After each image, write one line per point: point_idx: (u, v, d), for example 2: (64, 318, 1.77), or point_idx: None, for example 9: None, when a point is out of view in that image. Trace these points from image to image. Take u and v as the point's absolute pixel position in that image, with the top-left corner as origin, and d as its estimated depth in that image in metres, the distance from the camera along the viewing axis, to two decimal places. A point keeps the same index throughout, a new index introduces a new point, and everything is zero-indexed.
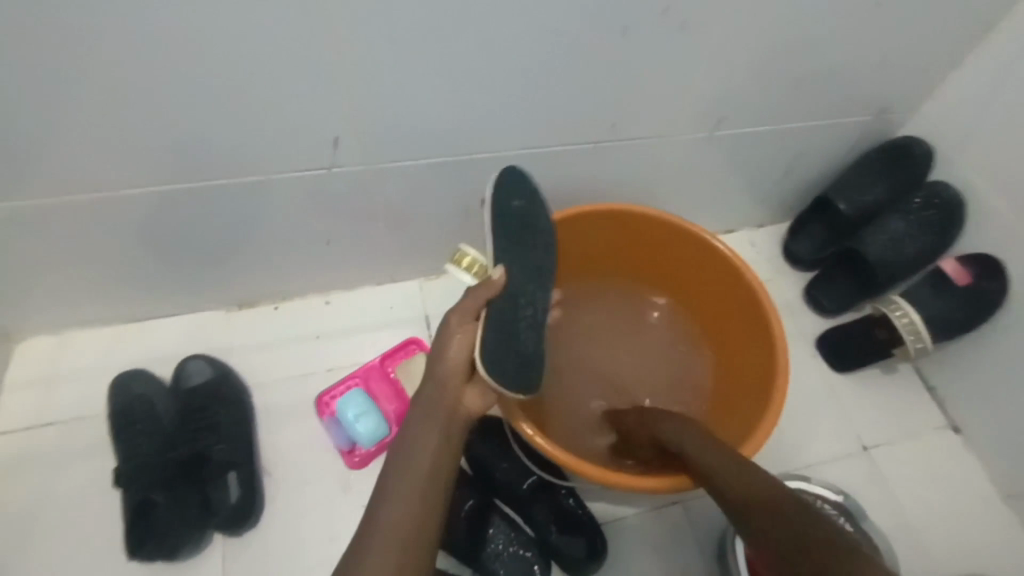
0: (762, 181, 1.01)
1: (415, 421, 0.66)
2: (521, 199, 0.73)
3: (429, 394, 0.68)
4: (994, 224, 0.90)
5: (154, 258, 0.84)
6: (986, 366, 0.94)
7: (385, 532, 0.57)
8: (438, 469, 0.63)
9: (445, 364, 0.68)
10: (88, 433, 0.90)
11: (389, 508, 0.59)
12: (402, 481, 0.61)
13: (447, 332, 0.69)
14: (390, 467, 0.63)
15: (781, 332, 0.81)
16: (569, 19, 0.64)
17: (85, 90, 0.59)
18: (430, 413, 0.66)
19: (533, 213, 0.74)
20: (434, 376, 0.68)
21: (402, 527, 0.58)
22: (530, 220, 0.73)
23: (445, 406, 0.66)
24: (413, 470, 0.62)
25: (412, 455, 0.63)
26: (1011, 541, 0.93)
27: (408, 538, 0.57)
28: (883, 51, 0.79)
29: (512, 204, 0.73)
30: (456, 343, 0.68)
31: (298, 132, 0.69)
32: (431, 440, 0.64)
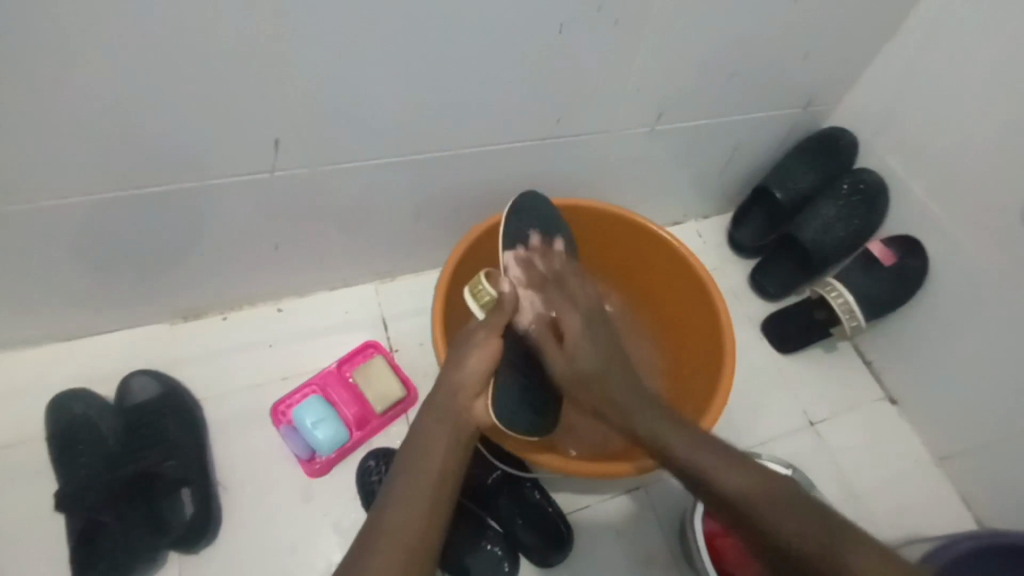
0: (705, 174, 1.05)
1: (425, 429, 0.68)
2: (532, 227, 0.82)
3: (441, 401, 0.70)
4: (915, 205, 0.97)
5: (90, 271, 0.81)
6: (914, 338, 1.00)
7: (390, 538, 0.57)
8: (444, 477, 0.65)
9: (464, 375, 0.71)
10: (24, 460, 0.85)
11: (394, 511, 0.60)
12: (409, 486, 0.62)
13: (472, 343, 0.73)
14: (397, 472, 0.64)
15: (727, 319, 0.85)
16: (508, 18, 0.65)
17: (4, 99, 0.56)
18: (443, 417, 0.69)
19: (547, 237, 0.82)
20: (449, 382, 0.71)
21: (409, 534, 0.58)
22: (536, 244, 0.82)
23: (457, 413, 0.70)
24: (421, 476, 0.64)
25: (422, 461, 0.65)
26: (945, 500, 1.00)
27: (415, 543, 0.58)
28: (808, 45, 0.84)
29: (530, 231, 0.82)
30: (475, 357, 0.72)
31: (239, 135, 0.68)
32: (440, 448, 0.67)
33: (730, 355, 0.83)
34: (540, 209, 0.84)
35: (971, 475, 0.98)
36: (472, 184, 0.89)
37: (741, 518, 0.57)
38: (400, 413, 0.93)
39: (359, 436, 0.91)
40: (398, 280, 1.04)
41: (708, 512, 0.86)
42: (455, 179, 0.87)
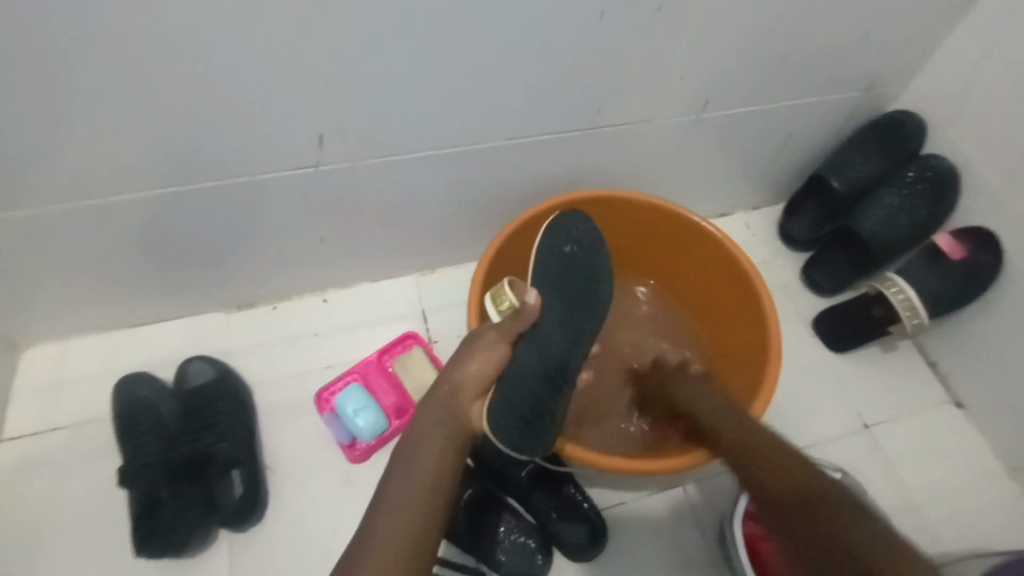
0: (755, 163, 1.00)
1: (421, 425, 0.67)
2: (572, 244, 0.75)
3: (438, 395, 0.69)
4: (989, 196, 0.89)
5: (149, 262, 0.86)
6: (986, 340, 0.93)
7: (383, 542, 0.57)
8: (441, 476, 0.64)
9: (459, 378, 0.70)
10: (94, 437, 0.92)
11: (388, 514, 0.59)
12: (404, 484, 0.61)
13: (477, 346, 0.73)
14: (391, 474, 0.63)
15: (774, 317, 0.82)
16: (544, 7, 0.63)
17: (72, 100, 0.60)
18: (441, 415, 0.68)
19: (585, 257, 0.75)
20: (448, 379, 0.71)
21: (402, 537, 0.58)
22: (584, 266, 0.74)
23: (454, 411, 0.69)
24: (418, 477, 0.62)
25: (416, 459, 0.64)
26: (1018, 514, 0.93)
27: (408, 545, 0.57)
28: (871, 23, 0.78)
29: (565, 248, 0.75)
30: (478, 360, 0.72)
31: (284, 131, 0.70)
32: (436, 448, 0.65)
33: (777, 358, 0.80)
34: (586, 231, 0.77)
35: None
36: (511, 176, 0.88)
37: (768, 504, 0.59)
38: None
39: (399, 425, 0.92)
40: (439, 273, 1.05)
41: (750, 515, 0.83)
42: (494, 173, 0.86)
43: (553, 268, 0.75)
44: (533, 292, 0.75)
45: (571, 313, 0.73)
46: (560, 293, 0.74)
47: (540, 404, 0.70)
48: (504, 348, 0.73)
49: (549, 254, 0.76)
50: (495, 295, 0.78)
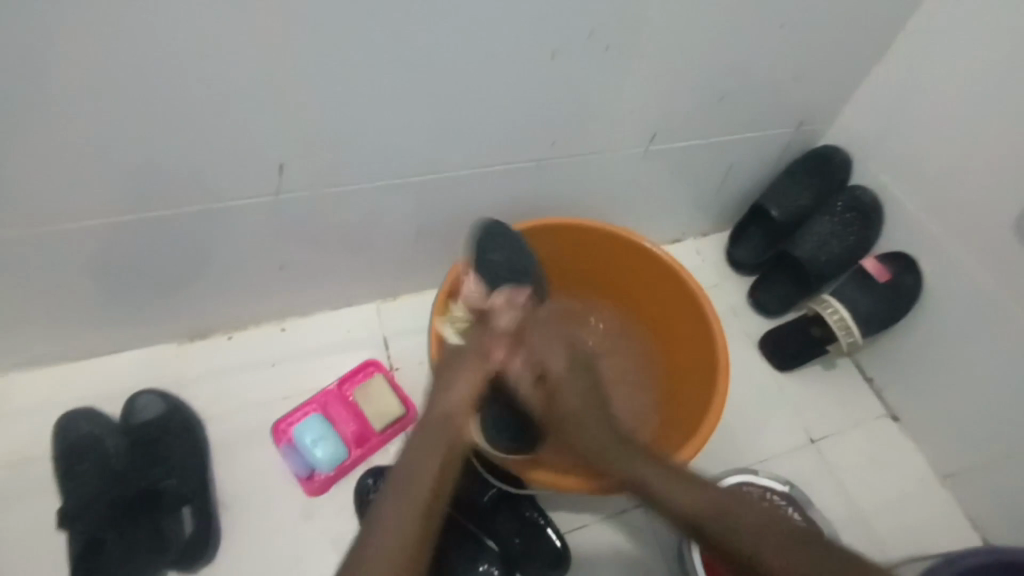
0: (701, 193, 1.06)
1: (412, 453, 0.63)
2: (496, 253, 0.85)
3: (430, 418, 0.67)
4: (909, 222, 0.97)
5: (99, 291, 0.83)
6: (914, 354, 1.00)
7: (379, 558, 0.54)
8: (436, 496, 0.61)
9: (447, 404, 0.68)
10: (31, 478, 0.86)
11: (378, 542, 0.55)
12: (397, 503, 0.58)
13: (458, 369, 0.71)
14: (386, 496, 0.59)
15: (718, 328, 0.86)
16: (502, 46, 0.68)
17: (27, 124, 0.59)
18: (435, 441, 0.64)
19: (511, 260, 0.85)
20: (441, 402, 0.68)
21: (400, 557, 0.55)
22: (511, 269, 0.84)
23: (449, 430, 0.66)
24: (412, 496, 0.59)
25: (410, 486, 0.60)
26: (949, 518, 0.99)
27: (404, 566, 0.55)
28: (799, 66, 0.86)
29: (492, 258, 0.84)
30: (461, 382, 0.70)
31: (246, 159, 0.70)
32: (429, 475, 0.62)
33: (723, 362, 0.84)
34: (504, 240, 0.87)
35: (976, 494, 0.97)
36: (472, 204, 0.91)
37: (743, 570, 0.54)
38: (399, 431, 0.94)
39: (359, 453, 0.91)
40: (400, 300, 1.06)
41: None
42: (454, 202, 0.89)
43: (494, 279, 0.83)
44: (478, 285, 0.81)
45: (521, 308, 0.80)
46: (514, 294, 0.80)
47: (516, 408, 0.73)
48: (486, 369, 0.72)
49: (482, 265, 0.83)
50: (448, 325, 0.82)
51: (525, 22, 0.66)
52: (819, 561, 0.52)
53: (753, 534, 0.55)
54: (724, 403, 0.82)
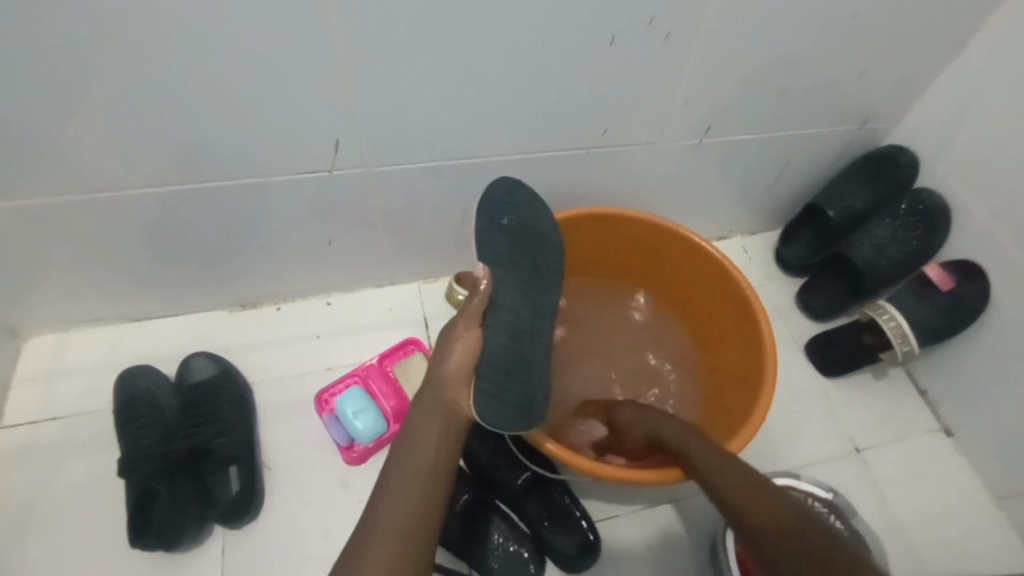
0: (753, 189, 1.03)
1: (415, 423, 0.67)
2: (509, 216, 0.76)
3: (428, 391, 0.69)
4: (978, 229, 0.92)
5: (160, 257, 0.88)
6: (974, 368, 0.95)
7: (385, 532, 0.57)
8: (439, 468, 0.64)
9: (444, 367, 0.69)
10: (92, 428, 0.92)
11: (389, 503, 0.60)
12: (401, 475, 0.62)
13: (450, 334, 0.71)
14: (390, 469, 0.63)
15: (769, 331, 0.84)
16: (559, 30, 0.67)
17: (105, 94, 0.63)
18: (433, 410, 0.68)
19: (522, 224, 0.77)
20: (436, 374, 0.69)
21: (403, 528, 0.58)
22: (520, 232, 0.76)
23: (444, 402, 0.68)
24: (415, 469, 0.63)
25: (414, 451, 0.64)
26: (1002, 542, 0.94)
27: (407, 536, 0.57)
28: (866, 60, 0.82)
29: (500, 221, 0.76)
30: (457, 348, 0.70)
31: (304, 135, 0.72)
32: (432, 442, 0.65)
33: (771, 359, 0.82)
34: (514, 203, 0.78)
35: None
36: None
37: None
38: None
39: (396, 428, 0.94)
40: (442, 281, 1.07)
41: None
42: None
43: (491, 245, 0.75)
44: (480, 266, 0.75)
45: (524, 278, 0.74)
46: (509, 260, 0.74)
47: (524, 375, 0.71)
48: (474, 331, 0.71)
49: (491, 229, 0.76)
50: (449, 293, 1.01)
51: (583, 6, 0.65)
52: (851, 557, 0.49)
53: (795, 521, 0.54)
54: (772, 399, 0.80)
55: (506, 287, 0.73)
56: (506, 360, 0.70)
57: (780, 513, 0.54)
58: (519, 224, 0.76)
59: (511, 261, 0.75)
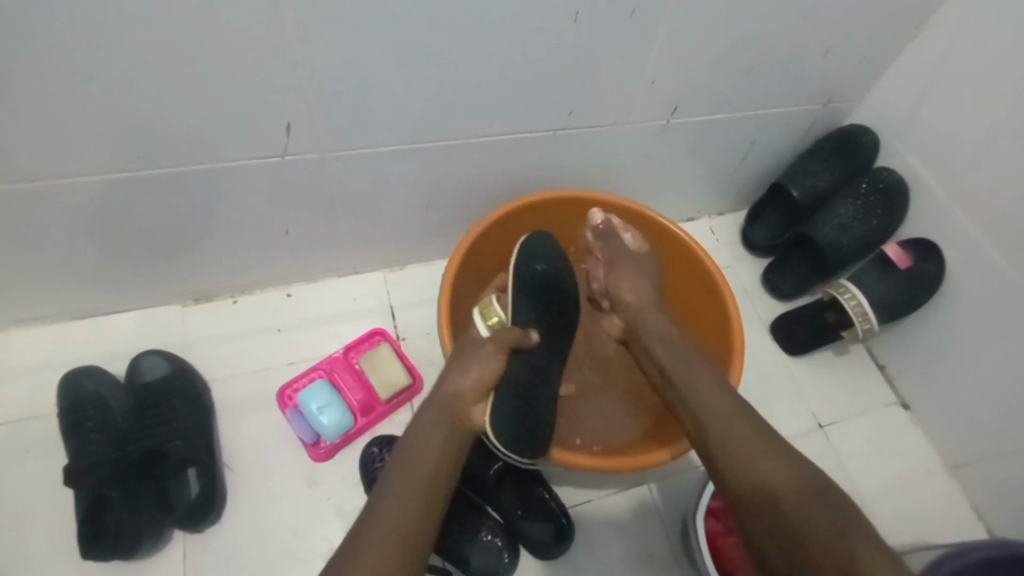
0: (720, 170, 1.03)
1: (420, 428, 0.66)
2: (543, 264, 0.81)
3: (442, 401, 0.70)
4: (935, 208, 0.94)
5: (103, 250, 0.82)
6: (930, 343, 0.98)
7: (385, 531, 0.55)
8: (441, 471, 0.63)
9: (462, 383, 0.72)
10: (36, 434, 0.87)
11: (389, 505, 0.58)
12: (402, 476, 0.60)
13: (476, 355, 0.75)
14: (391, 470, 0.61)
15: (735, 311, 0.84)
16: (522, 6, 0.64)
17: (26, 75, 0.57)
18: (441, 418, 0.68)
19: (554, 271, 0.82)
20: (454, 385, 0.72)
21: (403, 528, 0.56)
22: (553, 279, 0.82)
23: (456, 413, 0.69)
24: (416, 471, 0.61)
25: (416, 453, 0.63)
26: (955, 507, 0.98)
27: (406, 537, 0.55)
28: (832, 39, 0.82)
29: (537, 267, 0.81)
30: (479, 367, 0.73)
31: (254, 118, 0.68)
32: (435, 446, 0.65)
33: (739, 337, 0.83)
34: (551, 250, 0.84)
35: (984, 484, 0.96)
36: (484, 173, 0.88)
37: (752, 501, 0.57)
38: (404, 402, 0.94)
39: (364, 422, 0.91)
40: (408, 269, 1.04)
41: (710, 512, 0.85)
42: (465, 170, 0.86)
43: (528, 289, 0.81)
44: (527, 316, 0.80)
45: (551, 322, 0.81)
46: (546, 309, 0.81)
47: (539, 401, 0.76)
48: (499, 356, 0.75)
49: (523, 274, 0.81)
50: (484, 313, 0.83)
51: None
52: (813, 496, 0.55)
53: (765, 461, 0.59)
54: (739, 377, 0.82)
55: (538, 334, 0.80)
56: (525, 389, 0.75)
57: (753, 444, 0.60)
58: (552, 270, 0.82)
59: (541, 304, 0.81)
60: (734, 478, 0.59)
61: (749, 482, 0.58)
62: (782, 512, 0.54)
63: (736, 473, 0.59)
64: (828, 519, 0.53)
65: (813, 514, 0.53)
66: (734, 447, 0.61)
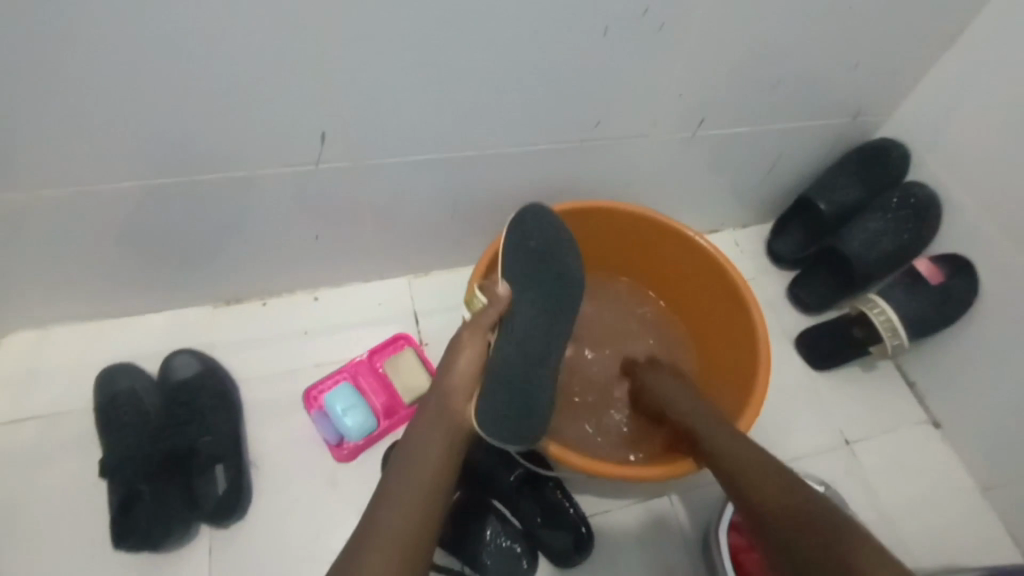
0: (745, 182, 1.03)
1: (420, 429, 0.66)
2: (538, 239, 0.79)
3: (434, 399, 0.69)
4: (967, 223, 0.93)
5: (142, 252, 0.85)
6: (962, 360, 0.96)
7: (386, 538, 0.57)
8: (441, 474, 0.63)
9: (453, 375, 0.70)
10: (73, 428, 0.90)
11: (390, 509, 0.59)
12: (402, 479, 0.61)
13: (457, 341, 0.72)
14: (392, 471, 0.62)
15: (763, 327, 0.83)
16: (550, 19, 0.66)
17: (82, 85, 0.60)
18: (438, 417, 0.67)
19: (548, 247, 0.79)
20: (443, 385, 0.70)
21: (405, 534, 0.57)
22: (550, 254, 0.79)
23: (450, 410, 0.68)
24: (417, 474, 0.62)
25: (418, 456, 0.63)
26: (989, 532, 0.95)
27: (408, 543, 0.57)
28: (860, 52, 0.81)
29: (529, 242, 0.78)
30: (464, 356, 0.70)
31: (290, 127, 0.70)
32: (436, 448, 0.64)
33: (766, 352, 0.82)
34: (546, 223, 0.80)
35: (1019, 509, 0.93)
36: (509, 182, 0.90)
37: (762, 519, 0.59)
38: None
39: (386, 426, 0.92)
40: (432, 276, 1.06)
41: (733, 525, 0.84)
42: (491, 179, 0.88)
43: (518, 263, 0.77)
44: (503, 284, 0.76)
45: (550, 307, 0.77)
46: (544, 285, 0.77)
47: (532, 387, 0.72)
48: (483, 337, 0.72)
49: (516, 249, 0.78)
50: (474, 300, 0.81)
51: None
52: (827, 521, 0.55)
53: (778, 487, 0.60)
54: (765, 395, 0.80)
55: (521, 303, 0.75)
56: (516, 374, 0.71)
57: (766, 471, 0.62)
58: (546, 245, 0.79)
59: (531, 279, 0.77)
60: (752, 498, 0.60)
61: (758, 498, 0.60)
62: (791, 536, 0.56)
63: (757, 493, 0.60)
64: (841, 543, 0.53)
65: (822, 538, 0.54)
66: (748, 469, 0.63)
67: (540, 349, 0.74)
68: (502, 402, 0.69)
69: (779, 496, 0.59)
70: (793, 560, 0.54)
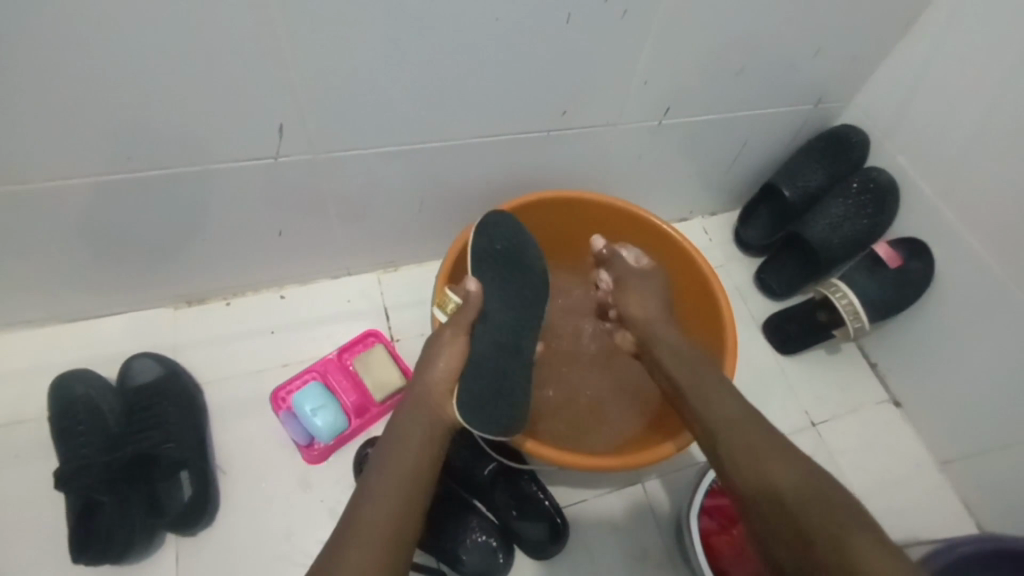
0: (712, 170, 1.03)
1: (400, 424, 0.66)
2: (503, 241, 0.80)
3: (414, 395, 0.69)
4: (924, 207, 0.95)
5: (95, 252, 0.81)
6: (920, 341, 0.99)
7: (369, 527, 0.55)
8: (422, 467, 0.63)
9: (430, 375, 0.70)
10: (27, 438, 0.86)
11: (372, 500, 0.58)
12: (383, 472, 0.61)
13: (438, 342, 0.72)
14: (373, 466, 0.62)
15: (728, 312, 0.85)
16: (514, 7, 0.64)
17: (18, 78, 0.57)
18: (417, 412, 0.67)
19: (515, 247, 0.81)
20: (421, 380, 0.70)
21: (389, 523, 0.56)
22: (515, 256, 0.81)
23: (431, 406, 0.68)
24: (398, 466, 0.61)
25: (398, 448, 0.63)
26: (946, 504, 0.99)
27: (391, 532, 0.55)
28: (822, 40, 0.82)
29: (494, 244, 0.79)
30: (444, 356, 0.71)
31: (247, 120, 0.68)
32: (416, 441, 0.65)
33: (730, 332, 0.84)
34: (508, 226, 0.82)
35: (974, 481, 0.97)
36: (477, 174, 0.88)
37: (751, 497, 0.57)
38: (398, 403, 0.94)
39: (358, 424, 0.91)
40: (401, 270, 1.04)
41: (705, 510, 0.86)
42: (458, 171, 0.86)
43: (483, 266, 0.78)
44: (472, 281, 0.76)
45: (522, 306, 0.79)
46: (512, 285, 0.79)
47: (510, 384, 0.74)
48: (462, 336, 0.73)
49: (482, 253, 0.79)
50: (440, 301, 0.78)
51: None
52: (820, 495, 0.53)
53: (768, 463, 0.57)
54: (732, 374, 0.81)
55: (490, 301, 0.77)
56: (495, 369, 0.73)
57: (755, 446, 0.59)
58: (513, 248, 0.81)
59: (499, 280, 0.78)
60: (742, 476, 0.58)
61: (755, 484, 0.57)
62: (778, 508, 0.54)
63: (749, 471, 0.58)
64: (832, 521, 0.51)
65: (810, 512, 0.52)
66: (734, 444, 0.61)
67: (515, 345, 0.77)
68: (482, 396, 0.71)
69: (767, 472, 0.57)
70: (781, 535, 0.52)
